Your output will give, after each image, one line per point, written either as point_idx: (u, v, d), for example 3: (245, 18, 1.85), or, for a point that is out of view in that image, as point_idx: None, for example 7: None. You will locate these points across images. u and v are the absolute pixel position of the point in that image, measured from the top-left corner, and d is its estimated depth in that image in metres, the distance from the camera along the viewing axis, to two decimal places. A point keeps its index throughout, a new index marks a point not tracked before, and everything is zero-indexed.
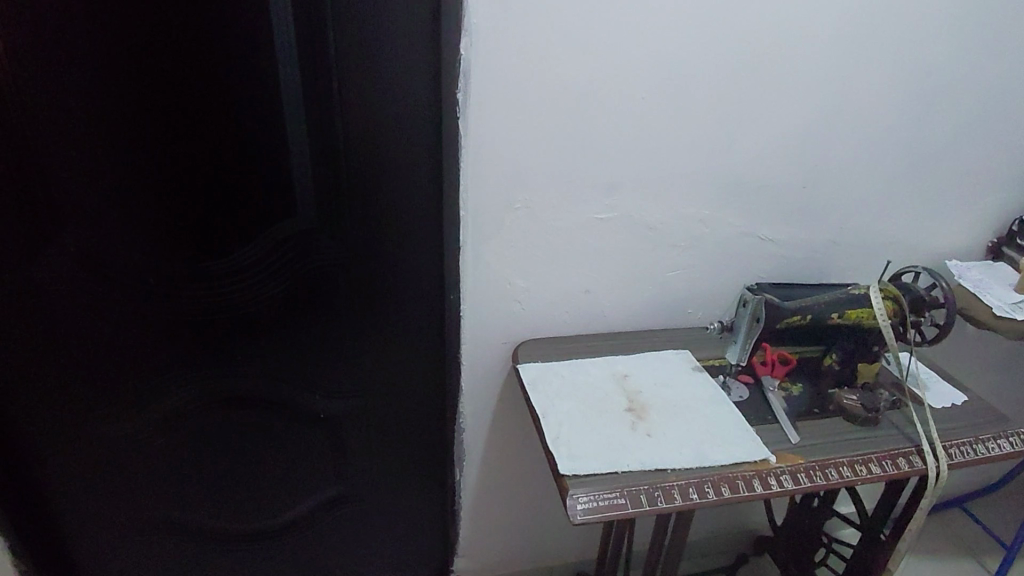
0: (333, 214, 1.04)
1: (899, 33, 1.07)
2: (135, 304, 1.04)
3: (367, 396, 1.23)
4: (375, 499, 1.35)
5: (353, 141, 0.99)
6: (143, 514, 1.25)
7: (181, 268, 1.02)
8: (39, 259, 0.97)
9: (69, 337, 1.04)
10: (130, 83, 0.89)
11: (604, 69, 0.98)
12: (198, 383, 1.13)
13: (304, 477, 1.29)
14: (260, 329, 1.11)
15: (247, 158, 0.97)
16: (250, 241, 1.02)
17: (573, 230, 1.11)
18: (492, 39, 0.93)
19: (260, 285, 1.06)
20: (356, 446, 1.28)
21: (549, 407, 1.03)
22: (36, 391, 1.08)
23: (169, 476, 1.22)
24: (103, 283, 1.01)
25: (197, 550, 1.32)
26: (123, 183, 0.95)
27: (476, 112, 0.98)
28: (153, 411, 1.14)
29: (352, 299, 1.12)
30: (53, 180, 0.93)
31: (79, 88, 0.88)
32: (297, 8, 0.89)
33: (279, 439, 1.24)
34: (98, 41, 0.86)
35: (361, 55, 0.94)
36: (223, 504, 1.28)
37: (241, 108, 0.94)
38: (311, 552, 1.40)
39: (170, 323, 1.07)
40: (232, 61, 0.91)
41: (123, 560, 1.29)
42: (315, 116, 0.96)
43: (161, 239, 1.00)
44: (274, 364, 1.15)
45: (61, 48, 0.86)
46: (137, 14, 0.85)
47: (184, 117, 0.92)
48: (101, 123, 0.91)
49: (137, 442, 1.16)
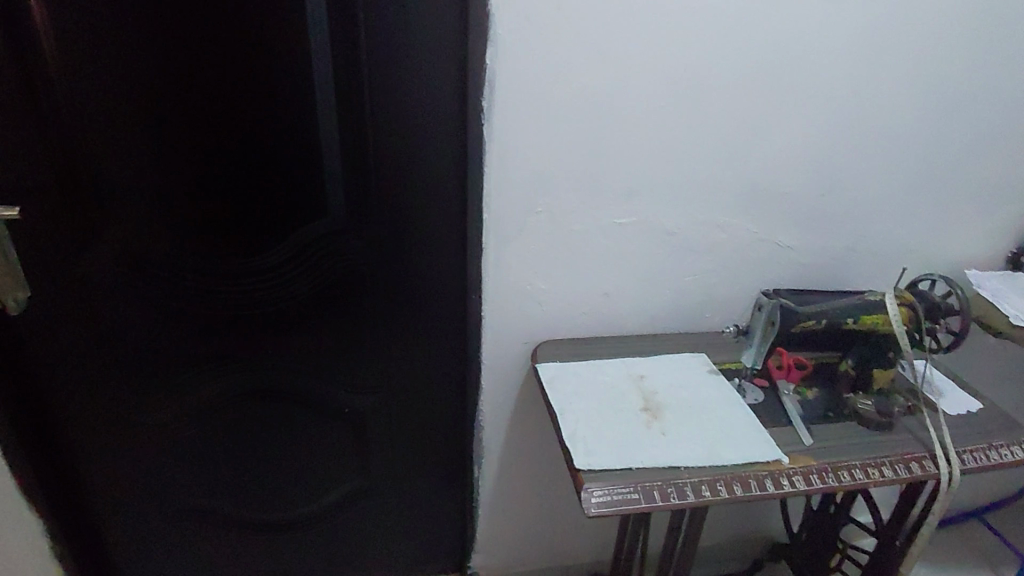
0: (362, 216, 1.08)
1: (917, 45, 1.09)
2: (173, 299, 1.09)
3: (390, 392, 1.27)
4: (396, 493, 1.39)
5: (383, 146, 1.04)
6: (175, 500, 1.30)
7: (216, 265, 1.07)
8: (86, 255, 1.03)
9: (110, 329, 1.10)
10: (175, 89, 0.95)
11: (625, 77, 1.01)
12: (230, 375, 1.18)
13: (328, 470, 1.33)
14: (289, 325, 1.15)
15: (282, 161, 1.02)
16: (282, 241, 1.07)
17: (593, 234, 1.14)
18: (517, 48, 0.96)
19: (291, 283, 1.11)
20: (379, 440, 1.32)
21: (567, 405, 1.06)
22: (79, 380, 1.13)
23: (201, 465, 1.27)
24: (144, 277, 1.07)
25: (225, 537, 1.37)
26: (166, 183, 1.01)
27: (501, 118, 1.01)
28: (187, 401, 1.19)
29: (378, 298, 1.16)
30: (100, 179, 0.99)
31: (126, 94, 0.94)
32: (333, 19, 0.94)
33: (305, 433, 1.28)
34: (145, 49, 0.92)
35: (392, 63, 0.98)
36: (251, 494, 1.33)
37: (278, 113, 0.99)
38: (334, 545, 1.44)
39: (205, 318, 1.12)
40: (270, 68, 0.96)
41: (154, 546, 1.35)
42: (346, 121, 1.01)
43: (199, 238, 1.05)
44: (302, 359, 1.19)
45: (113, 56, 0.92)
46: (183, 25, 0.91)
47: (224, 121, 0.98)
48: (145, 126, 0.97)
49: (171, 432, 1.22)
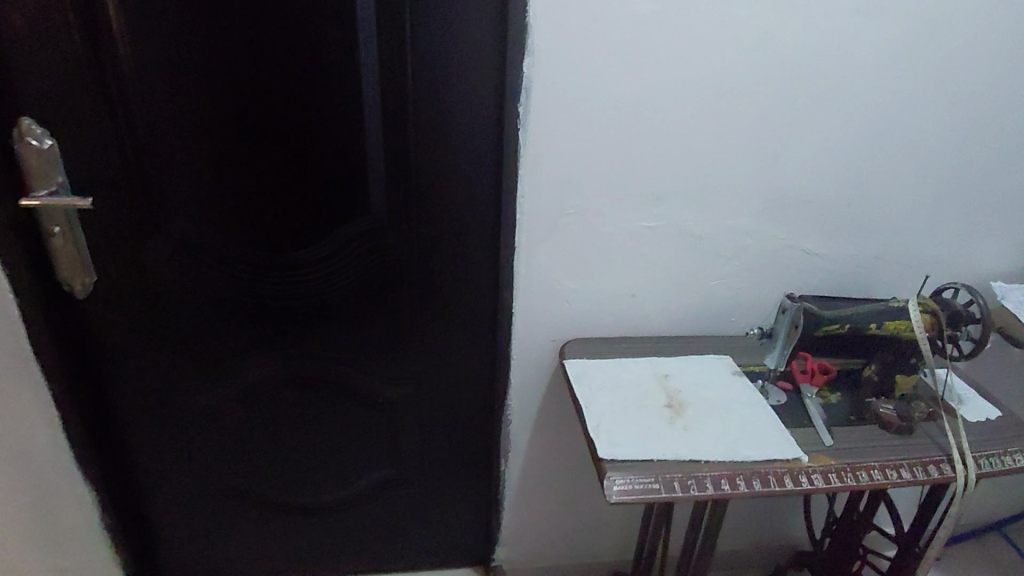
0: (402, 213, 1.15)
1: (945, 58, 1.11)
2: (225, 288, 1.17)
3: (423, 384, 1.32)
4: (424, 483, 1.44)
5: (424, 147, 1.10)
6: (216, 480, 1.37)
7: (266, 257, 1.14)
8: (148, 243, 1.11)
9: (167, 314, 1.17)
10: (235, 91, 1.02)
11: (657, 84, 1.06)
12: (274, 362, 1.25)
13: (360, 457, 1.39)
14: (330, 316, 1.22)
15: (330, 160, 1.09)
16: (327, 236, 1.14)
17: (622, 236, 1.18)
18: (553, 56, 1.01)
19: (334, 275, 1.18)
20: (410, 430, 1.37)
21: (593, 399, 1.10)
22: (135, 361, 1.21)
23: (242, 446, 1.34)
24: (199, 266, 1.14)
25: (260, 518, 1.44)
26: (223, 179, 1.08)
27: (536, 122, 1.06)
28: (234, 385, 1.26)
29: (414, 293, 1.22)
30: (164, 174, 1.07)
31: (191, 96, 1.02)
32: (381, 28, 1.01)
33: (341, 420, 1.34)
34: (209, 54, 0.99)
35: (435, 68, 1.04)
36: (287, 477, 1.39)
37: (327, 115, 1.06)
38: (363, 530, 1.50)
39: (253, 307, 1.19)
40: (321, 71, 1.02)
41: (194, 524, 1.42)
42: (390, 122, 1.07)
43: (251, 231, 1.12)
44: (341, 349, 1.26)
45: (180, 60, 0.99)
46: (245, 32, 0.98)
47: (278, 121, 1.05)
48: (207, 125, 1.04)
49: (217, 413, 1.29)
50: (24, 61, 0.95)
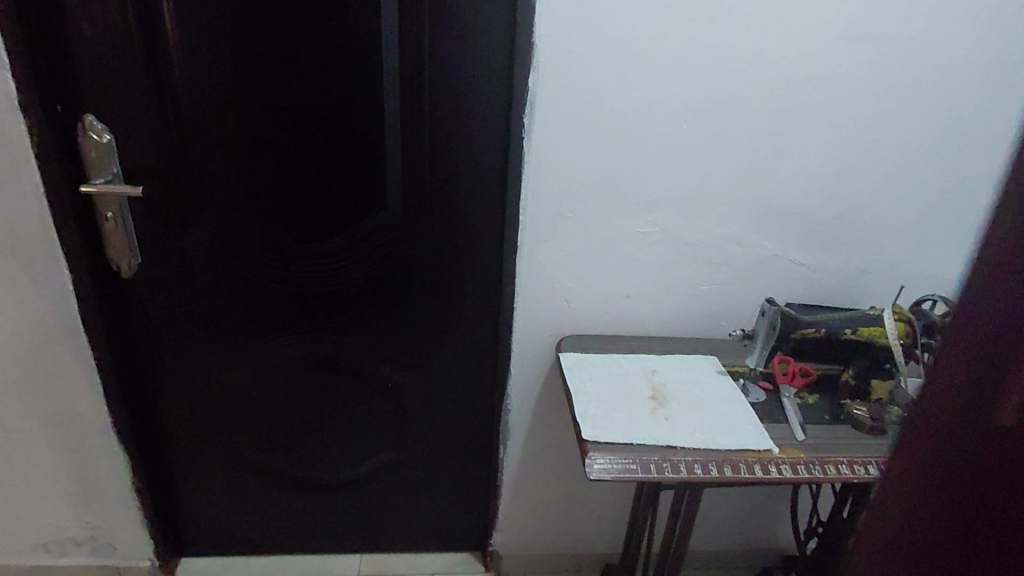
0: (415, 210, 1.25)
1: (928, 83, 1.19)
2: (253, 273, 1.28)
3: (429, 371, 1.42)
4: (428, 466, 1.54)
5: (437, 152, 1.21)
6: (236, 452, 1.48)
7: (290, 247, 1.26)
8: (187, 230, 1.24)
9: (201, 295, 1.30)
10: (270, 96, 1.15)
11: (651, 99, 1.15)
12: (294, 343, 1.37)
13: (369, 438, 1.50)
14: (346, 303, 1.33)
15: (352, 160, 1.21)
16: (346, 229, 1.26)
17: (618, 240, 1.27)
18: (555, 72, 1.12)
19: (352, 266, 1.29)
20: (416, 415, 1.47)
21: (582, 388, 1.19)
22: (169, 338, 1.33)
23: (261, 422, 1.45)
24: (231, 252, 1.26)
25: (275, 491, 1.55)
26: (256, 175, 1.20)
27: (539, 132, 1.16)
28: (257, 363, 1.38)
29: (424, 285, 1.33)
30: (205, 169, 1.19)
31: (231, 100, 1.15)
32: (402, 44, 1.12)
33: (353, 402, 1.45)
34: (249, 63, 1.12)
35: (449, 80, 1.15)
36: (300, 453, 1.50)
37: (352, 120, 1.18)
38: (369, 508, 1.60)
39: (278, 292, 1.31)
40: (346, 80, 1.14)
41: (214, 493, 1.53)
42: (407, 128, 1.19)
43: (279, 222, 1.24)
44: (357, 334, 1.37)
45: (223, 67, 1.12)
46: (281, 45, 1.11)
47: (307, 125, 1.17)
48: (244, 126, 1.17)
49: (241, 389, 1.41)
50: (88, 65, 1.09)
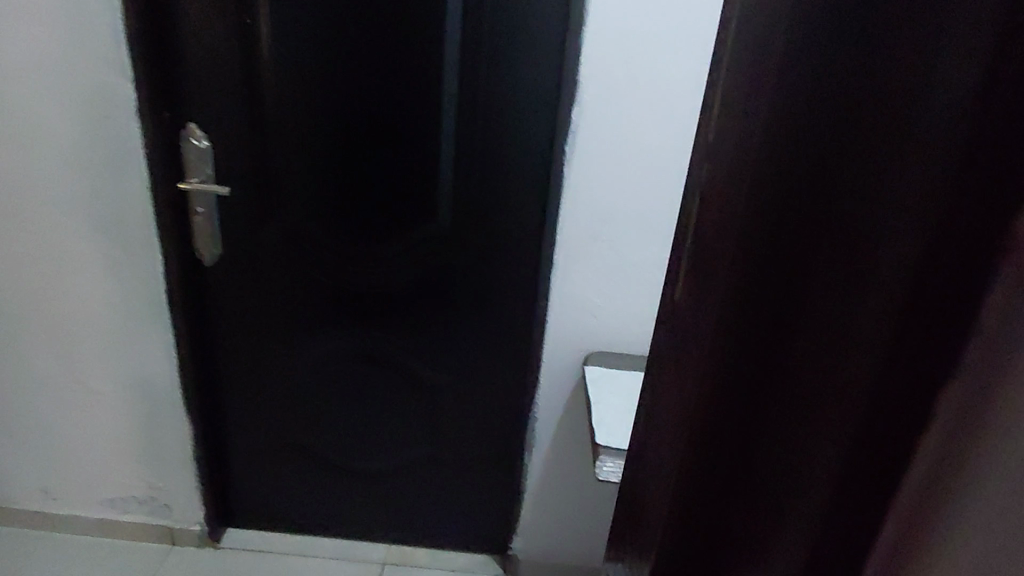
0: (463, 224, 1.38)
1: None
2: (315, 270, 1.43)
3: (466, 375, 1.53)
4: (458, 465, 1.64)
5: (486, 173, 1.33)
6: (285, 434, 1.62)
7: (349, 249, 1.41)
8: (262, 228, 1.40)
9: (268, 287, 1.45)
10: (343, 115, 1.30)
11: (686, 137, 1.24)
12: (346, 337, 1.51)
13: (406, 433, 1.61)
14: (395, 305, 1.46)
15: (410, 175, 1.35)
16: (400, 237, 1.40)
17: (648, 265, 1.36)
18: (597, 106, 1.22)
19: (402, 270, 1.43)
20: (451, 415, 1.58)
21: (602, 399, 1.28)
22: (237, 323, 1.49)
23: (311, 408, 1.59)
24: (297, 251, 1.42)
25: (317, 474, 1.68)
26: (326, 183, 1.36)
27: (579, 159, 1.27)
28: (311, 353, 1.52)
29: (467, 294, 1.45)
30: (281, 175, 1.36)
31: (310, 118, 1.31)
32: (462, 77, 1.27)
33: (394, 397, 1.57)
34: (328, 86, 1.28)
35: (501, 110, 1.28)
36: (343, 440, 1.63)
37: (412, 140, 1.32)
38: (401, 500, 1.71)
39: (334, 289, 1.45)
40: (409, 104, 1.29)
41: (263, 470, 1.68)
42: (461, 150, 1.32)
43: (342, 227, 1.39)
44: (402, 335, 1.49)
45: (306, 88, 1.29)
46: (357, 72, 1.27)
47: (374, 142, 1.32)
48: (319, 140, 1.33)
49: (295, 375, 1.55)
50: (196, 82, 1.27)
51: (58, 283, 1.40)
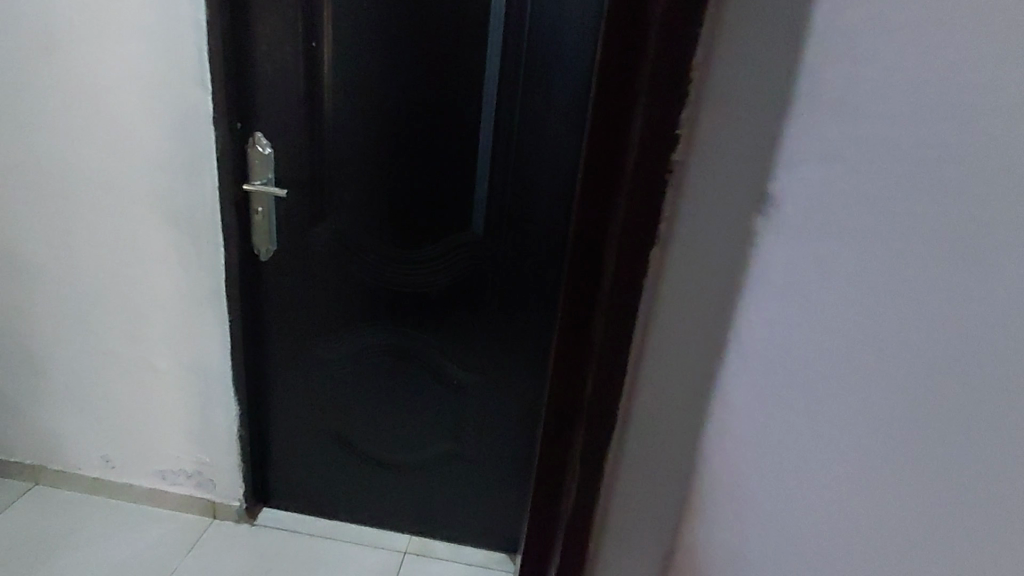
0: (494, 233, 1.49)
1: None
2: (358, 269, 1.56)
3: (492, 376, 1.63)
4: (480, 462, 1.73)
5: (518, 186, 1.45)
6: (322, 422, 1.75)
7: (390, 252, 1.54)
8: (313, 229, 1.54)
9: (315, 282, 1.59)
10: (391, 129, 1.44)
11: None
12: (382, 333, 1.63)
13: (433, 429, 1.72)
14: (428, 305, 1.58)
15: (449, 186, 1.47)
16: (436, 242, 1.52)
17: None
18: None
19: (437, 273, 1.54)
20: (476, 415, 1.68)
21: None
22: (286, 315, 1.64)
23: (347, 399, 1.71)
24: (344, 251, 1.55)
25: (348, 463, 1.80)
26: (373, 190, 1.50)
27: None
28: (350, 346, 1.65)
29: (495, 299, 1.55)
30: (334, 181, 1.50)
31: (362, 131, 1.45)
32: (500, 98, 1.39)
33: (424, 393, 1.68)
34: (379, 103, 1.42)
35: (534, 130, 1.40)
36: (375, 432, 1.75)
37: (452, 155, 1.44)
38: (425, 494, 1.81)
39: (375, 288, 1.58)
40: (451, 122, 1.42)
41: (301, 456, 1.81)
42: (495, 165, 1.44)
43: (385, 230, 1.52)
44: (434, 334, 1.61)
45: (359, 103, 1.43)
46: (406, 91, 1.40)
47: (417, 154, 1.45)
48: (369, 151, 1.46)
49: (334, 366, 1.68)
50: (264, 96, 1.43)
51: (134, 269, 1.57)
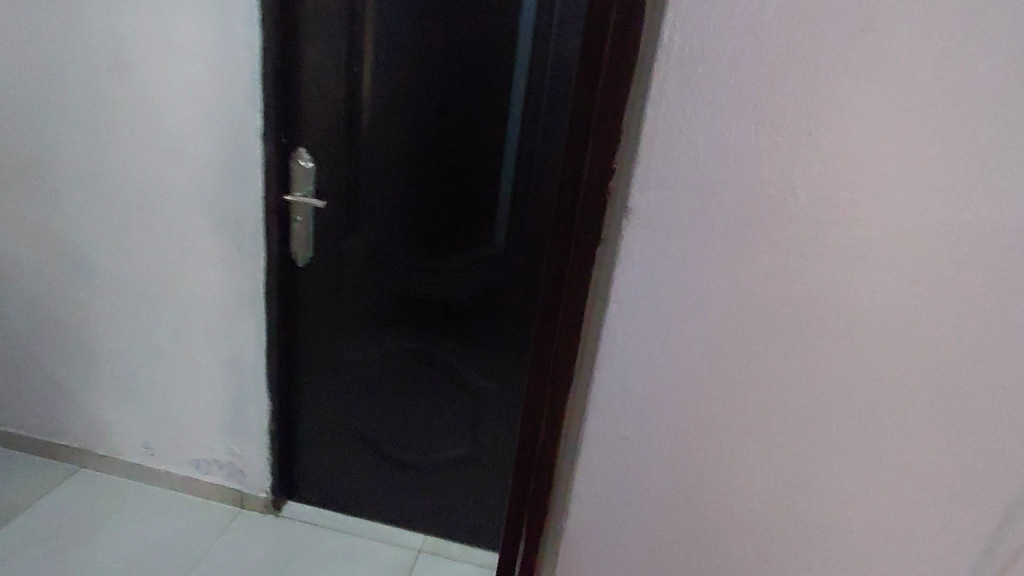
0: (517, 247, 1.59)
1: None
2: (388, 276, 1.67)
3: (509, 383, 1.71)
4: (495, 466, 1.81)
5: (540, 203, 1.54)
6: (348, 420, 1.85)
7: (419, 261, 1.64)
8: (348, 237, 1.65)
9: (347, 287, 1.70)
10: (424, 147, 1.55)
11: None
12: (408, 338, 1.72)
13: (452, 432, 1.80)
14: (452, 313, 1.67)
15: (476, 201, 1.57)
16: (462, 253, 1.61)
17: None
18: None
19: (461, 283, 1.64)
20: (493, 420, 1.76)
21: None
22: (319, 317, 1.74)
23: (372, 399, 1.81)
24: (376, 258, 1.66)
25: (370, 461, 1.89)
26: (404, 202, 1.60)
27: None
28: (377, 349, 1.75)
29: (515, 309, 1.64)
30: (369, 193, 1.61)
31: (397, 148, 1.56)
32: (526, 121, 1.49)
33: (444, 398, 1.77)
34: (414, 122, 1.53)
35: (556, 151, 1.50)
36: (396, 433, 1.84)
37: (479, 172, 1.54)
38: (441, 495, 1.88)
39: (403, 294, 1.68)
40: (478, 141, 1.52)
41: (327, 452, 1.90)
42: (519, 183, 1.53)
43: (415, 241, 1.63)
44: (456, 341, 1.70)
45: (396, 122, 1.54)
46: (439, 112, 1.51)
47: (447, 170, 1.56)
48: (403, 166, 1.57)
49: (361, 368, 1.78)
50: (309, 113, 1.55)
51: (182, 270, 1.70)
